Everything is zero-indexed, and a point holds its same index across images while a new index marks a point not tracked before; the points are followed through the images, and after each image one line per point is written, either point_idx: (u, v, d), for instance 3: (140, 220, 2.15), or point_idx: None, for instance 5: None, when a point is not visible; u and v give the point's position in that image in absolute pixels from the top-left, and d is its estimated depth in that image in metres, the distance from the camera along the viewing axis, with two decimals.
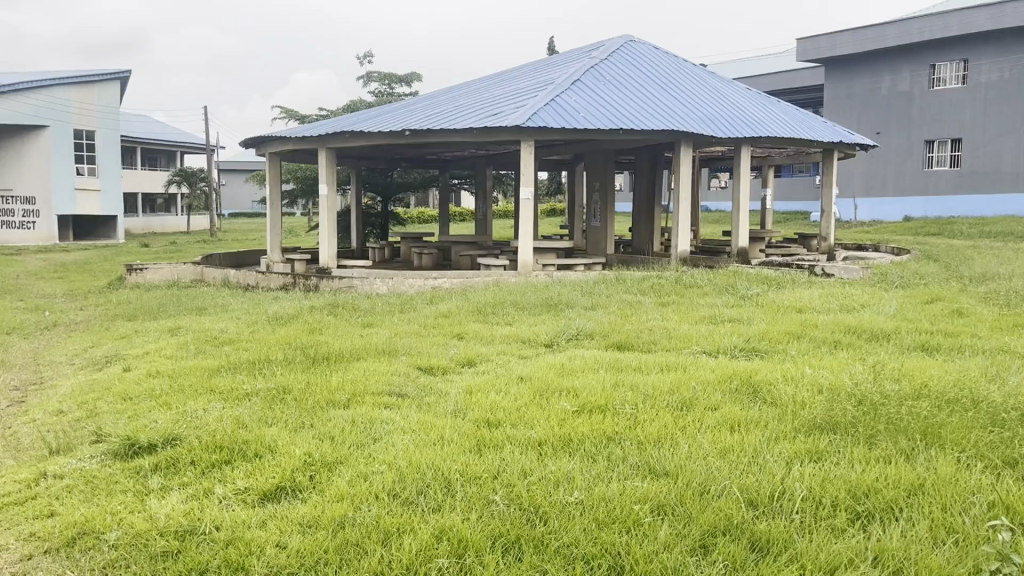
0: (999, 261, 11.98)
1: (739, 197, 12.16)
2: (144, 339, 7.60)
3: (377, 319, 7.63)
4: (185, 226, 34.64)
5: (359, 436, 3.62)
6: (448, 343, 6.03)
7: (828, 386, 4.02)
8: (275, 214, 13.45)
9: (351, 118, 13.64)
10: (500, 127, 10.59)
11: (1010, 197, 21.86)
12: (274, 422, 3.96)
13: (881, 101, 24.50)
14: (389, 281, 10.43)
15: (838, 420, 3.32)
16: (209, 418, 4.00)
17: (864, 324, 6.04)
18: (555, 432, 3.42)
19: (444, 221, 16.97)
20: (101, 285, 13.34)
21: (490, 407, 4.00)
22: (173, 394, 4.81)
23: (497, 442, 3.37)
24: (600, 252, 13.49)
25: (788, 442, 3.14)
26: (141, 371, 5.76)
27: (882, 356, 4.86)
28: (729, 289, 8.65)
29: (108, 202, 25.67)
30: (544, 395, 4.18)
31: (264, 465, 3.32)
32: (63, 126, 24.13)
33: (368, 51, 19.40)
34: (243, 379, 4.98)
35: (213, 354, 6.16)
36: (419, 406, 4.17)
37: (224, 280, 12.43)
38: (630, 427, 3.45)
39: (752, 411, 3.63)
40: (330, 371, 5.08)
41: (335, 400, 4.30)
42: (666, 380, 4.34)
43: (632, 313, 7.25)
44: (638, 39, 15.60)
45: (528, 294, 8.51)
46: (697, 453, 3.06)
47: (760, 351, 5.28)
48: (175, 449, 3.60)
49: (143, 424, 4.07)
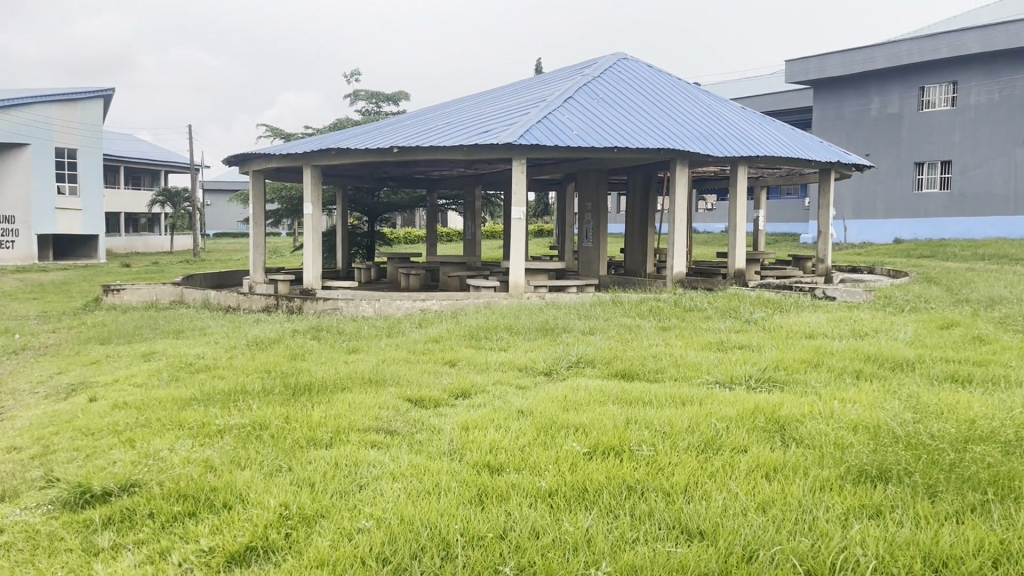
0: (1003, 284, 11.66)
1: (738, 219, 11.83)
2: (115, 365, 7.15)
3: (363, 344, 7.20)
4: (169, 246, 34.06)
5: (343, 483, 3.19)
6: (440, 372, 5.60)
7: (866, 425, 3.64)
8: (259, 233, 12.99)
9: (336, 135, 13.25)
10: (490, 144, 10.23)
11: (1001, 219, 21.68)
12: (247, 465, 3.52)
13: (871, 123, 24.38)
14: (376, 303, 10.01)
15: (893, 464, 2.95)
16: (174, 460, 3.55)
17: (885, 351, 5.68)
18: (568, 479, 3.00)
19: (431, 242, 16.54)
20: (76, 307, 12.83)
21: (490, 448, 3.56)
22: (138, 430, 4.35)
23: (502, 492, 2.95)
24: (593, 273, 13.07)
25: (836, 494, 2.76)
26: (107, 403, 5.29)
27: (911, 388, 4.51)
28: (731, 312, 8.28)
29: (89, 221, 25.13)
30: (549, 433, 3.76)
31: (236, 518, 2.89)
32: (45, 144, 23.64)
33: (355, 70, 19.07)
34: (217, 413, 4.52)
35: (186, 383, 5.73)
36: (411, 445, 3.74)
37: (204, 300, 11.94)
38: (652, 474, 3.04)
39: (787, 454, 3.25)
40: (311, 404, 4.63)
41: (317, 438, 3.85)
42: (682, 416, 3.93)
43: (633, 339, 6.84)
44: (630, 57, 15.34)
45: (522, 317, 8.11)
46: (734, 507, 2.68)
47: (778, 383, 4.88)
48: (131, 498, 3.16)
49: (99, 467, 3.61)
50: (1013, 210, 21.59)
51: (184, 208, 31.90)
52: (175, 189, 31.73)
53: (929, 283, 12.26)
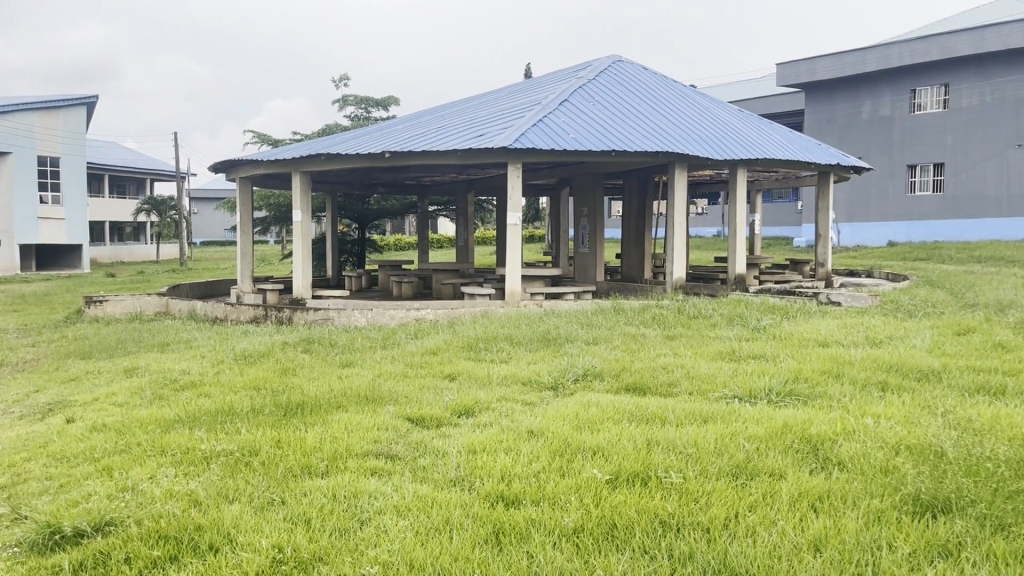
0: (1009, 287, 11.40)
1: (737, 222, 11.57)
2: (94, 382, 6.78)
3: (356, 357, 6.88)
4: (155, 255, 33.56)
5: (343, 519, 2.88)
6: (440, 388, 5.28)
7: (911, 444, 3.35)
8: (246, 243, 12.66)
9: (325, 140, 12.93)
10: (484, 148, 9.92)
11: (995, 221, 21.52)
12: (236, 498, 3.21)
13: (862, 126, 24.23)
14: (368, 313, 9.67)
15: (954, 493, 2.66)
16: (154, 494, 3.23)
17: (907, 361, 5.39)
18: (594, 515, 2.70)
19: (423, 249, 16.18)
20: (57, 319, 12.43)
21: (501, 475, 3.26)
22: (116, 457, 4.03)
23: (521, 530, 2.65)
24: (589, 279, 12.77)
25: (895, 530, 2.49)
26: (84, 425, 4.95)
27: (944, 402, 4.22)
28: (738, 320, 7.99)
29: (72, 231, 24.70)
30: (566, 457, 3.46)
31: (222, 564, 2.58)
32: (27, 153, 23.18)
33: (343, 74, 18.74)
34: (204, 436, 4.21)
35: (170, 402, 5.39)
36: (414, 472, 3.43)
37: (191, 312, 11.58)
38: (686, 506, 2.75)
39: (829, 480, 2.95)
40: (304, 426, 4.30)
41: (312, 466, 3.54)
42: (707, 436, 3.62)
43: (639, 349, 6.54)
44: (625, 60, 15.08)
45: (523, 327, 7.79)
46: (785, 546, 2.40)
47: (801, 398, 4.59)
48: (105, 540, 2.84)
49: (71, 502, 3.29)
50: (1007, 212, 21.45)
51: (170, 216, 31.43)
52: (161, 198, 31.18)
53: (931, 285, 12.06)
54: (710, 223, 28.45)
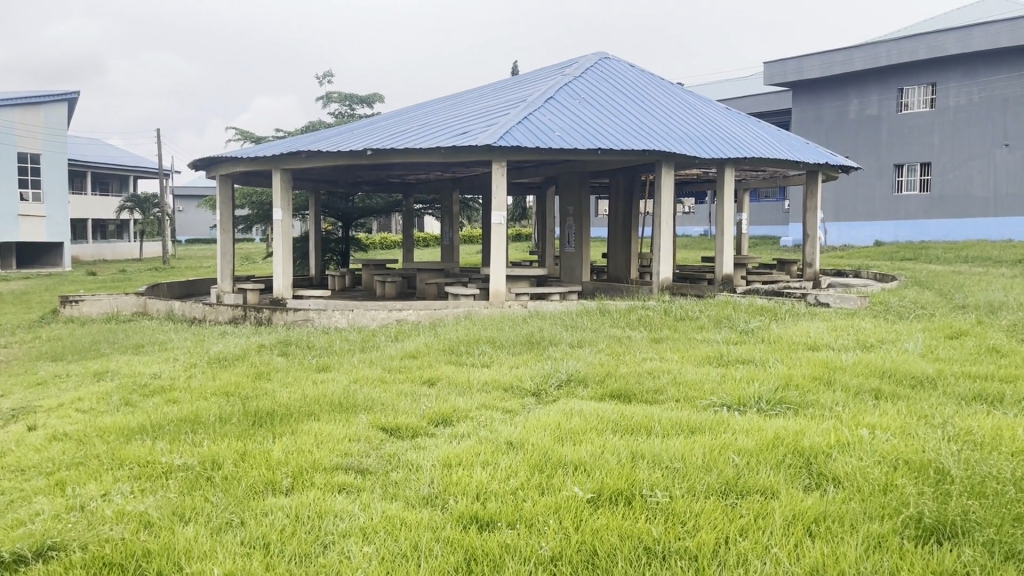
0: (997, 288, 11.32)
1: (723, 222, 11.41)
2: (61, 388, 6.51)
3: (335, 360, 6.66)
4: (138, 252, 33.13)
5: (305, 544, 2.68)
6: (418, 394, 5.07)
7: (909, 459, 3.18)
8: (226, 241, 12.40)
9: (307, 137, 12.68)
10: (468, 146, 9.72)
11: (980, 221, 21.49)
12: (192, 518, 2.99)
13: (849, 125, 24.15)
14: (349, 314, 9.43)
15: (960, 517, 2.48)
16: (104, 514, 3.01)
17: (899, 366, 5.23)
18: (574, 541, 2.50)
19: (407, 248, 15.95)
20: (31, 319, 12.10)
21: (476, 493, 3.06)
22: (72, 470, 3.80)
23: (494, 558, 2.45)
24: (575, 279, 12.55)
25: (898, 558, 2.31)
26: (44, 434, 4.71)
27: (940, 411, 4.06)
28: (726, 321, 7.84)
29: (53, 229, 24.27)
30: (545, 473, 3.27)
31: None
32: (8, 148, 22.77)
33: (327, 70, 18.49)
34: (165, 448, 3.98)
35: (136, 409, 5.15)
36: (384, 488, 3.23)
37: (169, 312, 11.31)
38: (673, 529, 2.56)
39: (825, 499, 2.78)
40: (271, 437, 4.09)
41: (276, 483, 3.33)
42: (696, 449, 3.43)
43: (625, 352, 6.38)
44: (612, 58, 14.90)
45: (505, 329, 7.60)
46: None
47: (793, 406, 4.41)
48: (46, 566, 2.62)
49: (16, 523, 3.07)
50: (992, 212, 21.43)
51: (153, 214, 31.02)
52: (145, 195, 30.76)
53: (920, 286, 11.97)
54: (698, 222, 28.32)
